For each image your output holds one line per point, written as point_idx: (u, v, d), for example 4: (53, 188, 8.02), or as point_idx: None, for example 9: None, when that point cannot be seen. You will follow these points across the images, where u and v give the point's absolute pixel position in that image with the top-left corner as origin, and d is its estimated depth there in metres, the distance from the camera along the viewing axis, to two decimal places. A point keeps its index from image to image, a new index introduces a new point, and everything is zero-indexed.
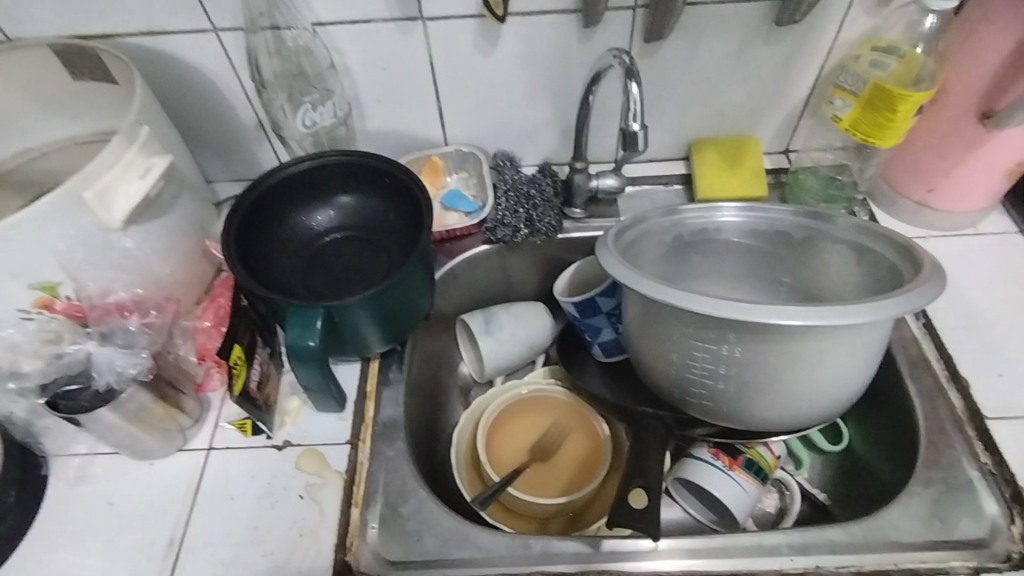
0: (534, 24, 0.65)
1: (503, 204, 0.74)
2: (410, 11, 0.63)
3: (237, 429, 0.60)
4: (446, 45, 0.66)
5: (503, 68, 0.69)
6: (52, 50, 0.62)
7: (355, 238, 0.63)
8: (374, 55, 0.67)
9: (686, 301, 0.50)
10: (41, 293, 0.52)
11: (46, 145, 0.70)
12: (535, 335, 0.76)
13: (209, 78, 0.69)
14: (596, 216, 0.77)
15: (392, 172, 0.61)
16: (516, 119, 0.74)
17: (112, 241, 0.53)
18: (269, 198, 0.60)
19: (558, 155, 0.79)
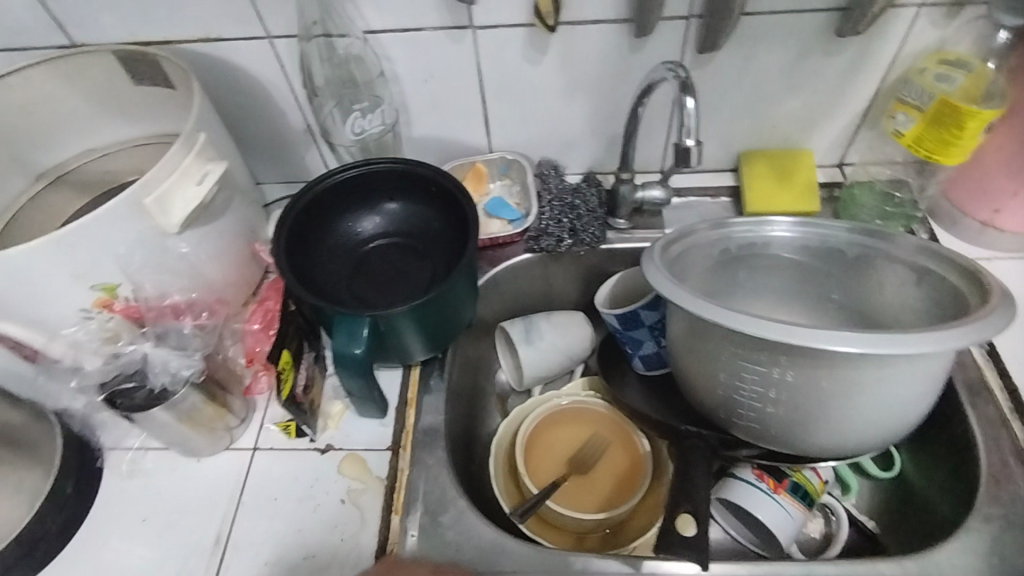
0: (585, 34, 0.64)
1: (547, 213, 0.74)
2: (461, 20, 0.63)
3: (282, 431, 0.61)
4: (495, 55, 0.66)
5: (551, 77, 0.68)
6: (115, 56, 0.64)
7: (399, 245, 0.63)
8: (422, 63, 0.67)
9: (737, 322, 0.49)
10: (101, 294, 0.53)
11: (107, 146, 0.73)
12: (574, 346, 0.76)
13: (262, 83, 0.70)
14: (640, 227, 0.76)
15: (440, 181, 0.61)
16: (563, 128, 0.74)
17: (170, 245, 0.55)
18: (317, 202, 0.60)
19: (603, 165, 0.78)
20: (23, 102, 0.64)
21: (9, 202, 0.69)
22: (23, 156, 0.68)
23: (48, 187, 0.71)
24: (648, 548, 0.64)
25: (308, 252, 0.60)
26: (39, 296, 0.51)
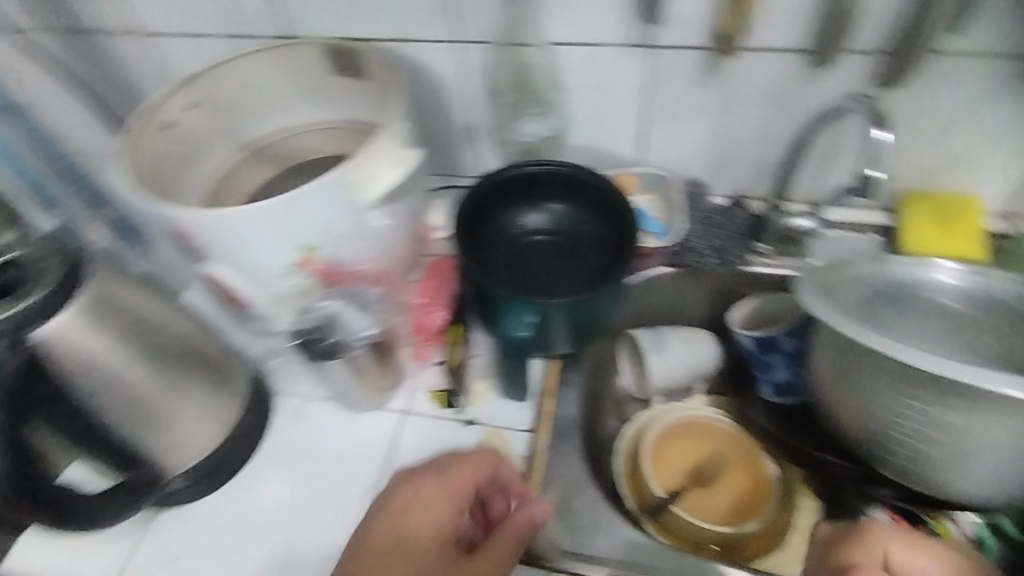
0: (766, 60, 0.64)
1: (694, 230, 0.76)
2: (640, 38, 0.65)
3: (431, 399, 0.66)
4: (670, 73, 0.68)
5: (721, 100, 0.69)
6: (324, 48, 0.71)
7: (558, 245, 0.66)
8: (595, 73, 0.69)
9: (910, 357, 0.51)
10: (302, 254, 0.59)
11: (295, 126, 0.79)
12: (701, 363, 0.77)
13: (440, 81, 0.75)
14: (784, 255, 0.75)
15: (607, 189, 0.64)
16: (720, 150, 0.75)
17: (363, 220, 0.59)
18: (492, 195, 0.65)
19: (752, 188, 0.79)
20: (241, 83, 0.74)
21: (214, 170, 0.77)
22: (233, 129, 0.77)
23: (245, 158, 0.78)
24: (795, 567, 0.67)
25: (478, 239, 0.64)
26: (256, 249, 0.58)
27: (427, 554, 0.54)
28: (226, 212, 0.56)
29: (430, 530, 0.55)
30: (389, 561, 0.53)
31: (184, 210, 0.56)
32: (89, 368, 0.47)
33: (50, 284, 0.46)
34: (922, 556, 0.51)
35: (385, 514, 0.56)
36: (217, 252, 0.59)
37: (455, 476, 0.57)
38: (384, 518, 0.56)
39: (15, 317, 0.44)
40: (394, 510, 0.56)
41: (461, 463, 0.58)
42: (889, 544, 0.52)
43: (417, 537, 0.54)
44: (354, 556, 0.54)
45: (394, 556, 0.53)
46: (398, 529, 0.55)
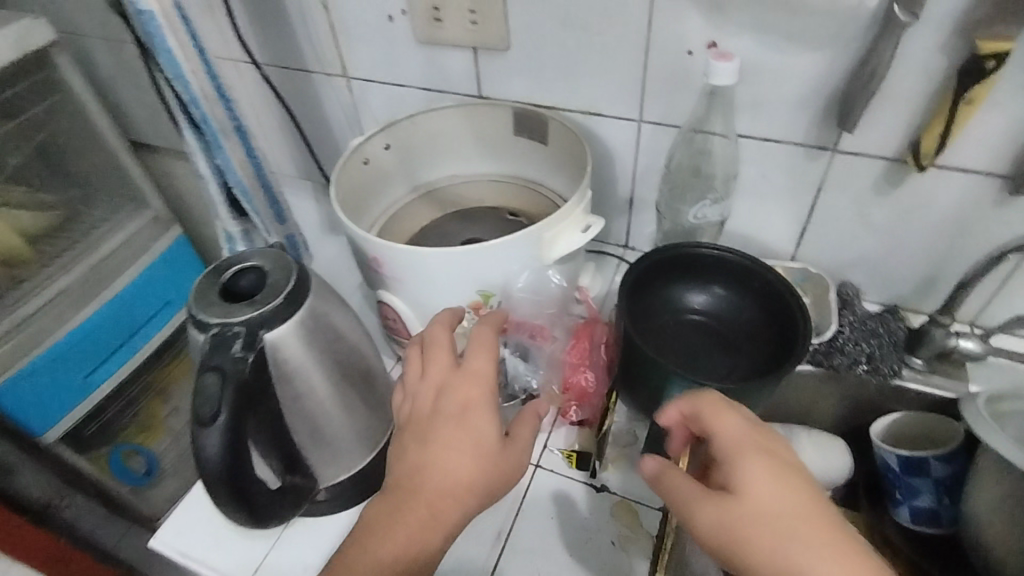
0: (955, 180, 0.64)
1: (847, 332, 0.74)
2: (825, 141, 0.67)
3: (564, 458, 0.67)
4: (847, 178, 0.69)
5: (896, 211, 0.69)
6: (513, 111, 0.78)
7: (712, 329, 0.69)
8: (769, 169, 0.72)
9: None
10: (478, 298, 0.64)
11: (467, 176, 0.86)
12: (833, 470, 0.73)
13: (611, 155, 0.79)
14: (939, 373, 0.73)
15: (777, 289, 0.65)
16: (881, 261, 0.75)
17: (540, 274, 0.64)
18: (661, 267, 0.68)
19: (907, 303, 0.77)
20: (429, 132, 0.81)
21: (390, 205, 0.84)
22: (412, 172, 0.84)
23: (417, 198, 0.86)
24: None
25: (641, 308, 0.67)
26: (438, 288, 0.63)
27: (471, 451, 0.49)
28: (424, 253, 0.59)
29: (464, 404, 0.51)
30: (430, 457, 0.49)
31: (383, 243, 0.60)
32: (293, 376, 0.51)
33: (283, 295, 0.50)
34: (755, 456, 0.44)
35: (438, 399, 0.52)
36: (401, 284, 0.64)
37: (470, 377, 0.52)
38: (442, 410, 0.51)
39: (253, 321, 0.48)
40: (448, 407, 0.51)
41: (477, 355, 0.53)
42: (739, 471, 0.43)
43: (445, 427, 0.50)
44: (405, 428, 0.52)
45: (437, 455, 0.49)
46: (432, 425, 0.51)
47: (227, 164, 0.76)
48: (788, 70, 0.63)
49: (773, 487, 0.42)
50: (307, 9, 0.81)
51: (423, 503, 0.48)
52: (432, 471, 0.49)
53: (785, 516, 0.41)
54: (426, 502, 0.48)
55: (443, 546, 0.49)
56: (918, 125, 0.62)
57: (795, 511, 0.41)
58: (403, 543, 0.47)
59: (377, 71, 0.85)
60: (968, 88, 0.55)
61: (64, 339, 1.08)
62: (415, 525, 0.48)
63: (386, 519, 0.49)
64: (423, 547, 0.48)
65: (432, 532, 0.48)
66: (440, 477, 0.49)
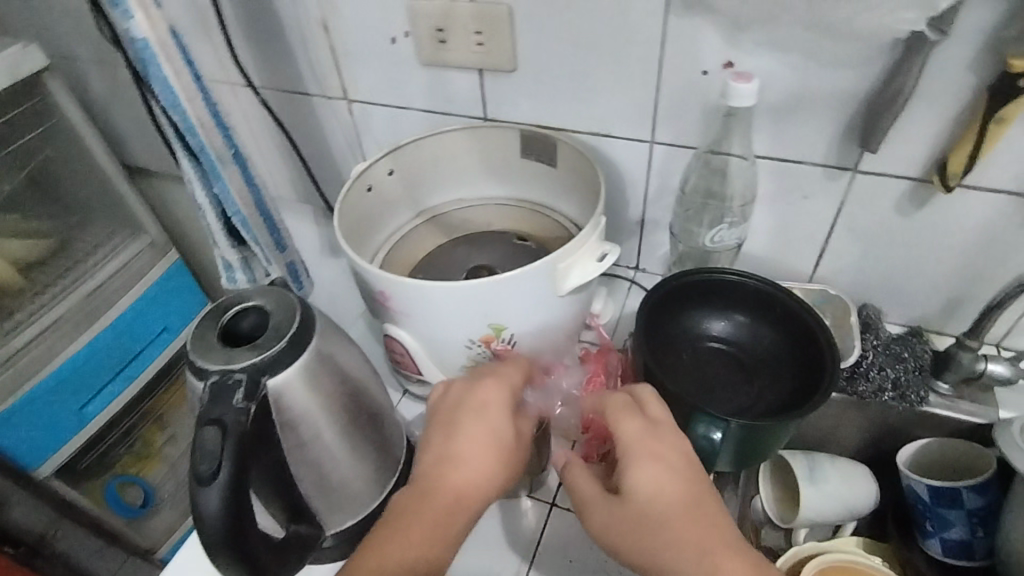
0: (981, 199, 0.62)
1: (871, 357, 0.71)
2: (846, 161, 0.64)
3: None
4: (868, 198, 0.66)
5: (919, 231, 0.67)
6: (520, 134, 0.75)
7: (733, 358, 0.67)
8: (786, 190, 0.69)
9: None
10: (489, 331, 0.61)
11: (472, 199, 0.83)
12: (858, 500, 0.70)
13: (621, 176, 0.77)
14: (966, 398, 0.70)
15: (800, 315, 0.63)
16: (903, 282, 0.72)
17: (553, 305, 0.62)
18: (682, 291, 0.66)
19: (931, 324, 0.75)
20: (434, 156, 0.79)
21: (394, 230, 0.82)
22: (416, 196, 0.82)
23: (422, 223, 0.83)
24: None
25: (661, 335, 0.65)
26: (448, 322, 0.60)
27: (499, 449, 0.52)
28: (436, 287, 0.57)
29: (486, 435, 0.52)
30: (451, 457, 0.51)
31: (390, 277, 0.58)
32: (298, 423, 0.48)
33: (286, 338, 0.47)
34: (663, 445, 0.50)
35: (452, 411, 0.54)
36: (409, 318, 0.61)
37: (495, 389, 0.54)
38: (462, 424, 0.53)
39: (255, 367, 0.45)
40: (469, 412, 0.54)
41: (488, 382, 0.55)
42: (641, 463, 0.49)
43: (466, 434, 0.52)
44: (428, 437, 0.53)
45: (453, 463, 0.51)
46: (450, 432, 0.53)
47: (226, 193, 0.74)
48: (807, 89, 0.61)
49: (677, 474, 0.48)
50: (306, 32, 0.79)
51: (445, 502, 0.48)
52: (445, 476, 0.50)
53: (675, 493, 0.47)
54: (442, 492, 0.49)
55: (448, 557, 0.47)
56: (944, 144, 0.60)
57: (686, 501, 0.47)
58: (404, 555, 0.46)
59: (379, 94, 0.83)
60: (998, 107, 0.52)
61: (60, 368, 1.05)
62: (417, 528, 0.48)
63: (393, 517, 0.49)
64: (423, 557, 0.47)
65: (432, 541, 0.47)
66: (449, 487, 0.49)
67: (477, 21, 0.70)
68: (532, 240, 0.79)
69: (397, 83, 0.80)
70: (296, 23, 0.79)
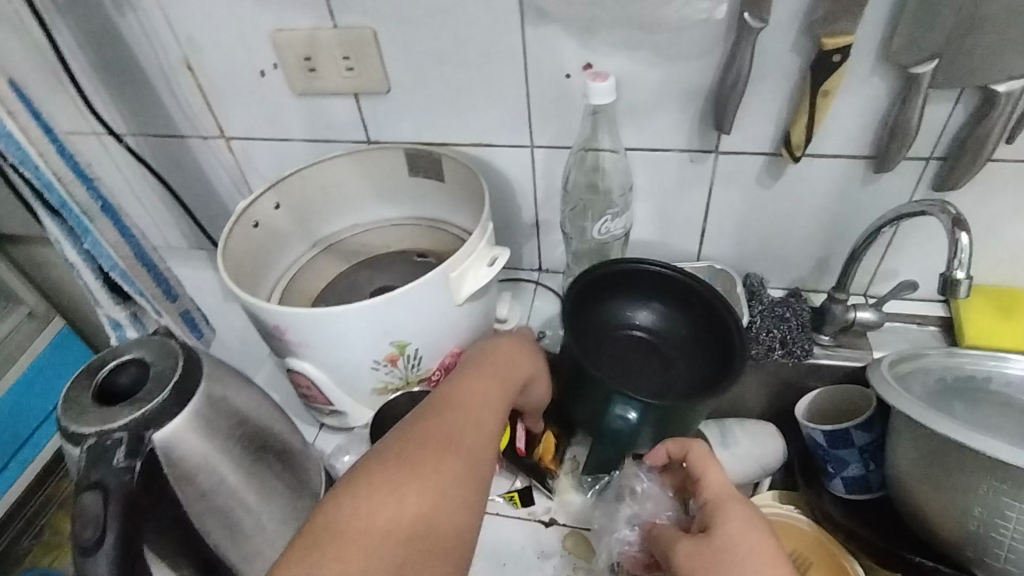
0: (826, 165, 0.68)
1: (758, 322, 0.76)
2: (708, 144, 0.69)
3: (507, 500, 0.68)
4: (732, 176, 0.72)
5: (782, 200, 0.73)
6: (405, 153, 0.76)
7: (652, 347, 0.70)
8: (660, 177, 0.74)
9: (969, 437, 0.53)
10: (393, 349, 0.61)
11: (368, 224, 0.83)
12: (768, 456, 0.74)
13: (509, 182, 0.79)
14: (845, 346, 0.76)
15: (714, 305, 0.66)
16: (777, 249, 0.78)
17: (453, 314, 0.62)
18: (601, 282, 0.69)
19: (809, 283, 0.81)
20: (322, 184, 0.78)
21: (291, 264, 0.80)
22: (308, 227, 0.80)
23: (319, 253, 0.82)
24: None
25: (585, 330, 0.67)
26: (349, 346, 0.60)
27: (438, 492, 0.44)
28: (332, 312, 0.56)
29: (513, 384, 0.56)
30: (489, 407, 0.52)
31: (282, 310, 0.57)
32: (194, 474, 0.46)
33: (170, 386, 0.45)
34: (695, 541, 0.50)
35: (493, 361, 0.56)
36: (309, 349, 0.60)
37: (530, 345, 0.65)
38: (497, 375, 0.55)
39: (137, 423, 0.43)
40: (509, 363, 0.57)
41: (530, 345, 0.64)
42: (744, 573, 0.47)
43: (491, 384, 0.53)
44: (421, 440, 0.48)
45: (477, 411, 0.51)
46: (485, 384, 0.54)
47: (98, 248, 0.70)
48: (660, 83, 0.66)
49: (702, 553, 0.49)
50: (169, 73, 0.77)
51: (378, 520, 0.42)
52: (482, 429, 0.50)
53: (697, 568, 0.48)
54: (487, 438, 0.50)
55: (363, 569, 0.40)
56: (786, 119, 0.65)
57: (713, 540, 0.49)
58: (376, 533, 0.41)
59: (256, 129, 0.81)
60: (820, 81, 0.59)
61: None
62: (427, 483, 0.44)
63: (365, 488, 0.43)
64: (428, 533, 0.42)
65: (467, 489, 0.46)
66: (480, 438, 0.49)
67: (343, 47, 0.70)
68: (431, 256, 0.79)
69: (273, 115, 0.79)
70: (156, 65, 0.76)
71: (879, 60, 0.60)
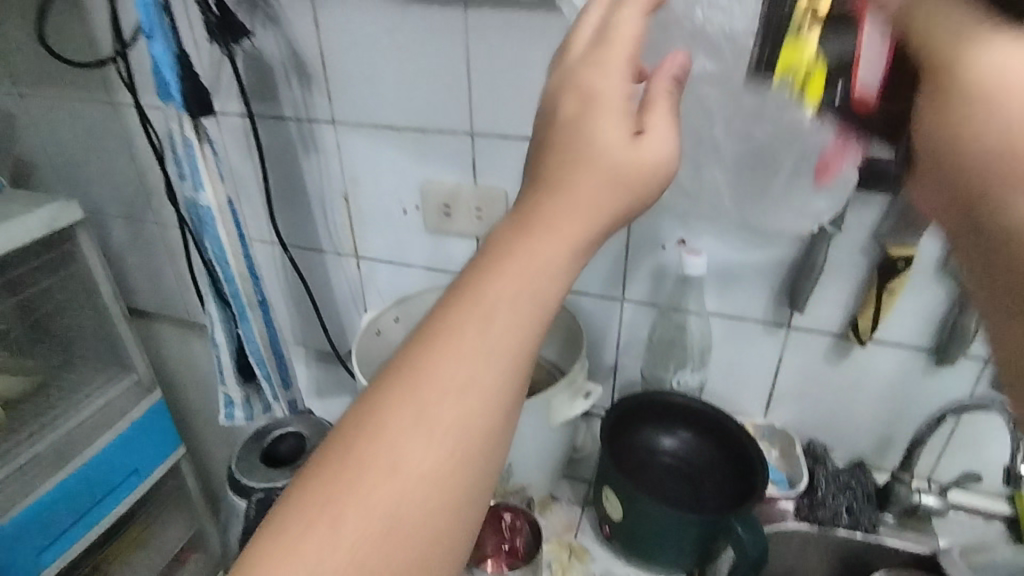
0: (889, 351, 0.76)
1: (826, 486, 0.78)
2: (781, 318, 0.79)
3: None
4: (803, 351, 0.80)
5: (847, 378, 0.80)
6: None
7: (682, 473, 0.76)
8: (734, 341, 0.83)
9: None
10: None
11: None
12: None
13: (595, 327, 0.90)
14: (909, 528, 0.77)
15: (733, 431, 0.75)
16: (840, 423, 0.83)
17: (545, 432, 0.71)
18: (642, 411, 0.78)
19: (871, 459, 0.85)
20: None
21: None
22: None
23: None
24: None
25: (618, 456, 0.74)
26: None
27: (453, 444, 0.32)
28: None
29: (555, 258, 0.34)
30: (454, 358, 0.33)
31: None
32: None
33: None
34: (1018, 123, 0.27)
35: (455, 302, 0.34)
36: None
37: (592, 130, 0.35)
38: (463, 283, 0.33)
39: None
40: (482, 299, 0.33)
41: (588, 139, 0.35)
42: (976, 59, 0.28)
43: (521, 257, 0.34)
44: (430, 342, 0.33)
45: (478, 330, 0.33)
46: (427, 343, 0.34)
47: (250, 334, 0.83)
48: (742, 262, 0.77)
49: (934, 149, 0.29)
50: (329, 202, 0.94)
51: (414, 448, 0.32)
52: (444, 349, 0.33)
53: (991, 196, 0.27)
54: (441, 438, 0.32)
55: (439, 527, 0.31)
56: (854, 307, 0.75)
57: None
58: (421, 486, 0.31)
59: (386, 253, 0.96)
60: (887, 283, 0.69)
61: (46, 495, 1.05)
62: (418, 448, 0.32)
63: (397, 402, 0.33)
64: (457, 486, 0.32)
65: (460, 445, 0.32)
66: (487, 346, 0.33)
67: (478, 201, 0.86)
68: None
69: (402, 245, 0.94)
70: (321, 194, 0.94)
71: (938, 272, 0.70)
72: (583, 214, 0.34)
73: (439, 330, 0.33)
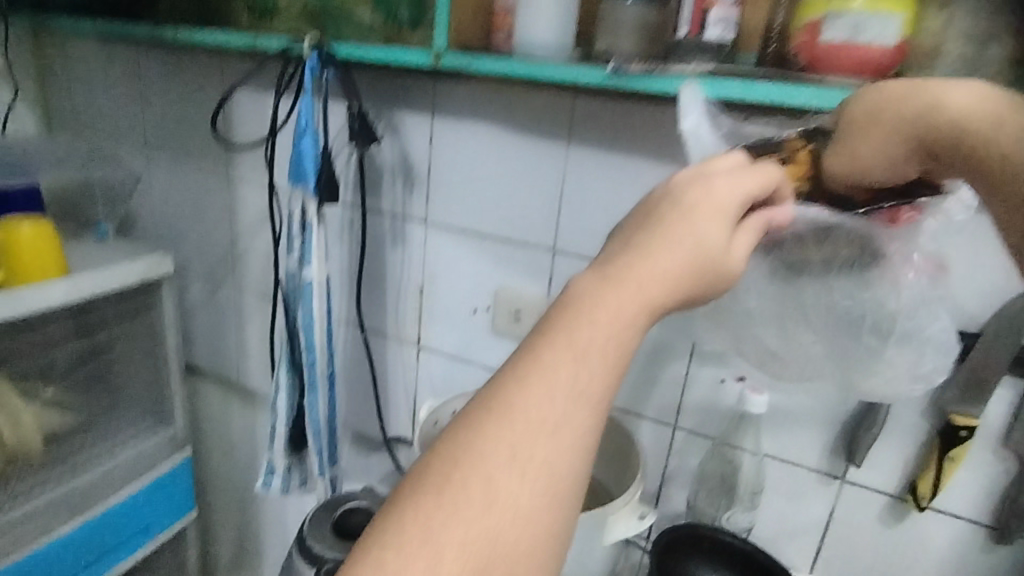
0: (945, 521, 0.75)
1: None
2: (836, 470, 0.79)
3: None
4: (855, 506, 0.79)
5: (899, 542, 0.78)
6: None
7: None
8: (784, 486, 0.83)
9: None
10: None
11: None
12: None
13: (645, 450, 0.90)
14: None
15: None
16: None
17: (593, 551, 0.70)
18: (690, 545, 0.76)
19: None
20: None
21: None
22: None
23: None
24: None
25: None
26: None
27: (567, 423, 0.37)
28: None
29: (647, 280, 0.41)
30: (560, 350, 0.38)
31: None
32: None
33: None
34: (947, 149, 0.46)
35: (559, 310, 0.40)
36: None
37: (696, 205, 0.44)
38: (553, 341, 0.39)
39: None
40: (582, 308, 0.40)
41: (666, 243, 0.42)
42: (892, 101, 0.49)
43: (616, 279, 0.41)
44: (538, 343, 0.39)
45: (580, 333, 0.39)
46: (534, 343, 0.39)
47: (314, 404, 0.85)
48: (800, 407, 0.79)
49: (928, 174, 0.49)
50: (405, 291, 1.01)
51: (532, 424, 0.37)
52: (558, 362, 0.38)
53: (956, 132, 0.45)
54: (553, 421, 0.37)
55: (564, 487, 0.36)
56: (911, 469, 0.75)
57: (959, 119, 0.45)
58: (543, 458, 0.36)
59: (448, 347, 1.00)
60: (948, 449, 0.70)
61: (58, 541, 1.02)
62: (531, 435, 0.36)
63: (511, 389, 0.38)
64: (565, 484, 0.36)
65: (572, 427, 0.37)
66: (588, 342, 0.39)
67: None
68: None
69: (466, 342, 0.99)
70: (400, 284, 1.01)
71: (999, 447, 0.71)
72: (669, 249, 0.42)
73: (544, 333, 0.39)
